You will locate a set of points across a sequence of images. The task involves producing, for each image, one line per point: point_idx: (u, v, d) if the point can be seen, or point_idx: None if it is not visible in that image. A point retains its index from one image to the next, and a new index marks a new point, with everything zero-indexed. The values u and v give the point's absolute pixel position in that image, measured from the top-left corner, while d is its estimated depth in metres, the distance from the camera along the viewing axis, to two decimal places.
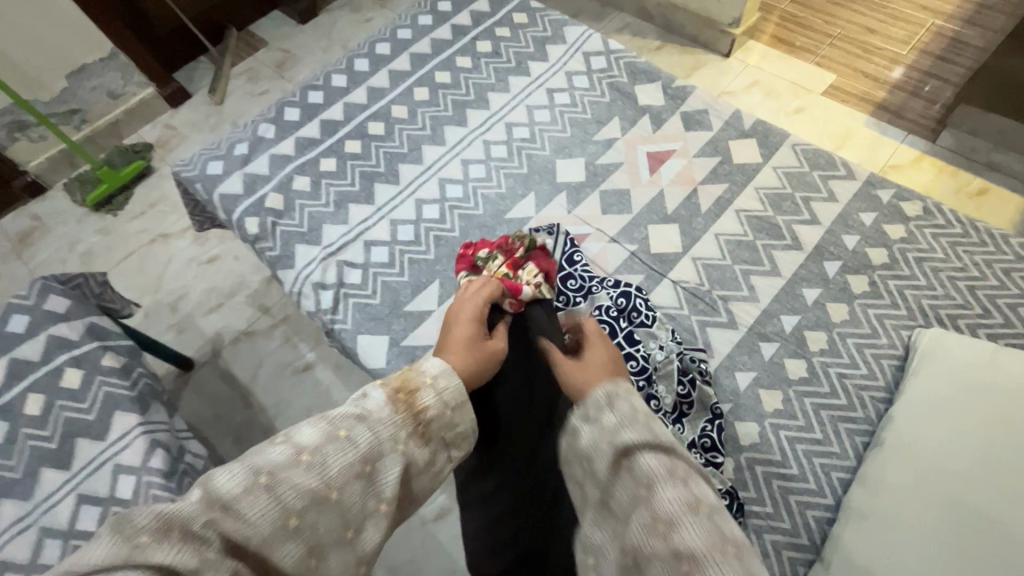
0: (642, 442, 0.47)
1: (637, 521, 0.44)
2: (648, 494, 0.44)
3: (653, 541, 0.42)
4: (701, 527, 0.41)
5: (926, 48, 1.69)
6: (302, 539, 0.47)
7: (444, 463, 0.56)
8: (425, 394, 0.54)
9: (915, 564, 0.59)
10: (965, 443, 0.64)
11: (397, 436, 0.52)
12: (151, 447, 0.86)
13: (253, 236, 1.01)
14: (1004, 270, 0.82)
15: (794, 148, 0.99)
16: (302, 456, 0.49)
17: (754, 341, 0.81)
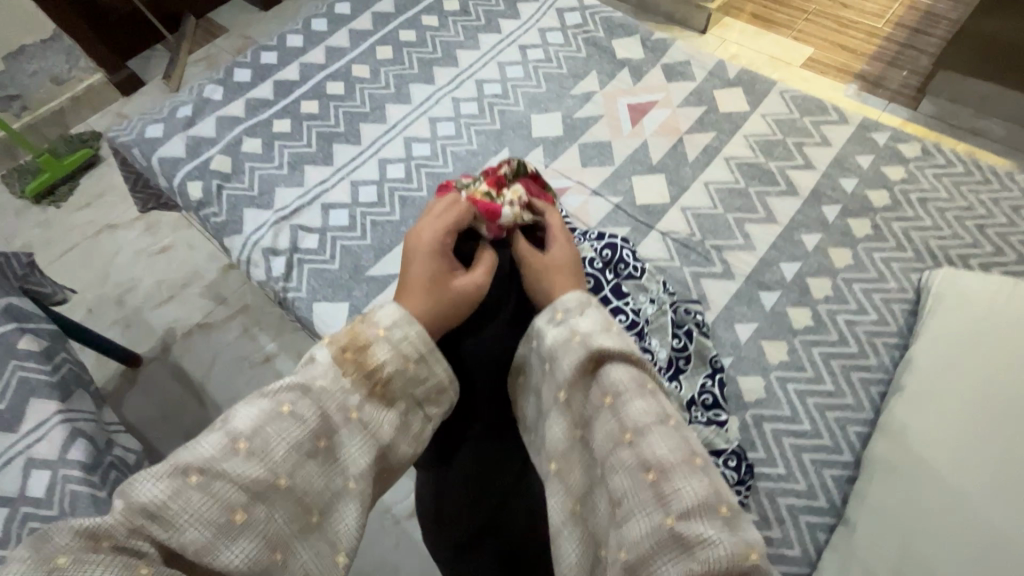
0: (633, 388, 0.43)
1: (622, 468, 0.40)
2: (617, 404, 0.43)
3: (637, 491, 0.39)
4: (691, 476, 0.39)
5: (901, 21, 1.68)
6: (257, 537, 0.38)
7: (423, 425, 0.48)
8: (381, 350, 0.47)
9: (955, 506, 0.51)
10: (983, 366, 0.58)
11: (348, 400, 0.45)
12: (71, 438, 0.74)
13: (196, 201, 0.90)
14: (1012, 207, 0.76)
15: (783, 95, 0.93)
16: (241, 444, 0.40)
17: (753, 291, 0.74)
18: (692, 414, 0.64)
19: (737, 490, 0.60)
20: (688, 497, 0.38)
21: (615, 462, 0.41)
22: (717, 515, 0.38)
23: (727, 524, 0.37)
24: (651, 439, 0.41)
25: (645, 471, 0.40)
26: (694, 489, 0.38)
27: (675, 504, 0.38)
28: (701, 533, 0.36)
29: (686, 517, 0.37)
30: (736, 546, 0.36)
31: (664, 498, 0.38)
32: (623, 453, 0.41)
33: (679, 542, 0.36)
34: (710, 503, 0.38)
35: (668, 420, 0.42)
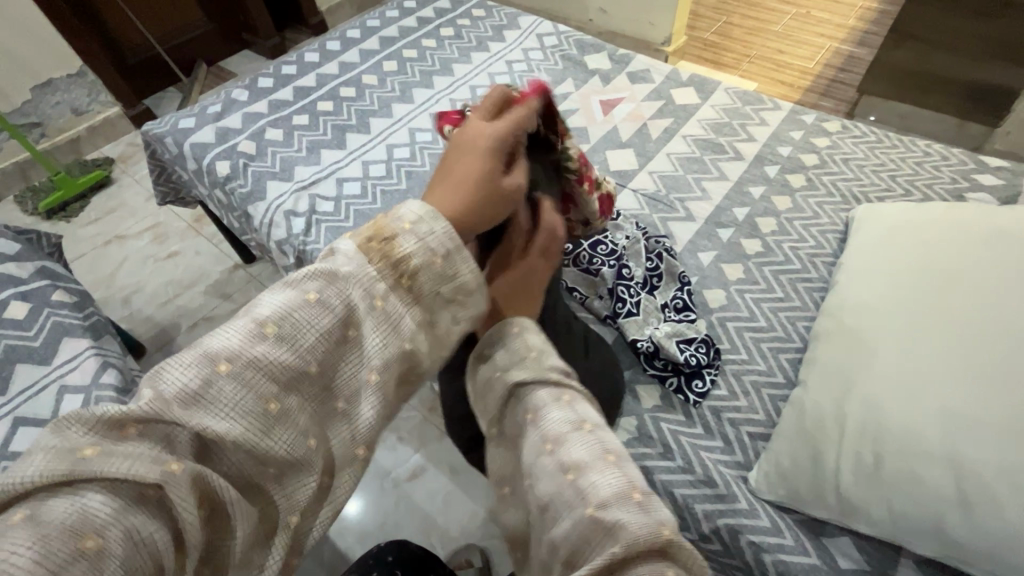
0: (551, 401, 0.40)
1: (544, 480, 0.37)
2: (534, 422, 0.40)
3: (558, 496, 0.36)
4: (606, 470, 0.36)
5: (829, 62, 1.96)
6: (293, 427, 0.34)
7: (449, 326, 0.41)
8: (404, 240, 0.38)
9: (900, 354, 0.58)
10: (920, 258, 0.68)
11: (373, 289, 0.37)
12: (103, 366, 0.78)
13: (224, 177, 1.02)
14: (917, 163, 0.92)
15: (728, 91, 1.11)
16: (267, 330, 0.33)
17: (712, 229, 0.87)
18: (665, 314, 0.75)
19: (707, 370, 0.69)
20: (604, 489, 0.35)
21: (537, 474, 0.38)
22: (634, 501, 0.35)
23: (644, 509, 0.35)
24: (569, 445, 0.38)
25: (564, 473, 0.36)
26: (609, 479, 0.36)
27: (595, 496, 0.35)
28: (619, 521, 0.33)
29: (605, 508, 0.34)
30: (655, 526, 0.33)
31: (584, 494, 0.35)
32: (545, 461, 0.38)
33: (606, 532, 0.33)
34: (624, 492, 0.35)
35: (585, 426, 0.39)
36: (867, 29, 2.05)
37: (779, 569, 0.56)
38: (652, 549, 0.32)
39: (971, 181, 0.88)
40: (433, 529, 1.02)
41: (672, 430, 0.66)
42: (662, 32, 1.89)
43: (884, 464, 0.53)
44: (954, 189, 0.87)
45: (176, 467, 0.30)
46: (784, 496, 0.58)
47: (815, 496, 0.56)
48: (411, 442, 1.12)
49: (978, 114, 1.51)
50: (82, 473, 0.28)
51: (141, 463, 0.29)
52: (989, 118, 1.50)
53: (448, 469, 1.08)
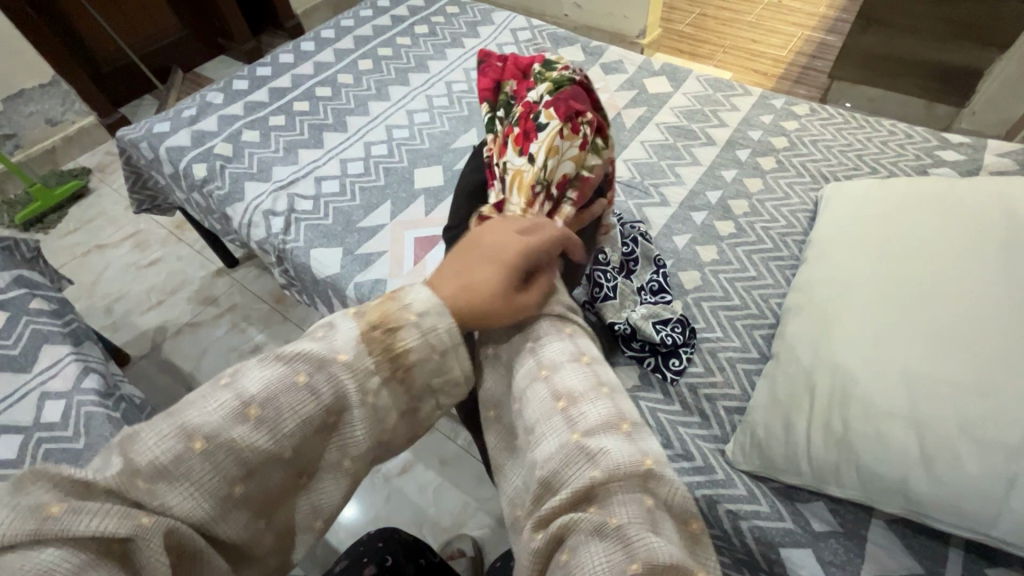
0: (553, 336, 0.43)
1: (535, 407, 0.39)
2: (535, 349, 0.43)
3: (547, 419, 0.38)
4: (597, 401, 0.38)
5: (801, 50, 2.00)
6: (248, 509, 0.35)
7: (429, 409, 0.42)
8: (405, 334, 0.38)
9: (869, 325, 0.60)
10: (883, 231, 0.70)
11: (366, 386, 0.37)
12: (84, 372, 0.78)
13: (201, 179, 1.02)
14: (882, 142, 0.95)
15: (700, 79, 1.13)
16: (249, 411, 0.33)
17: (686, 213, 0.89)
18: (641, 297, 0.76)
19: (683, 349, 0.71)
20: (593, 417, 0.37)
21: (528, 399, 0.40)
22: (621, 430, 0.37)
23: (631, 439, 0.36)
24: (563, 374, 0.40)
25: (555, 400, 0.39)
26: (600, 410, 0.38)
27: (581, 427, 0.37)
28: (602, 448, 0.35)
29: (593, 435, 0.36)
30: (638, 455, 0.35)
31: (572, 421, 0.37)
32: (538, 387, 0.40)
33: (585, 457, 0.35)
34: (613, 421, 0.37)
35: (583, 359, 0.42)
36: (837, 16, 2.09)
37: (756, 535, 0.58)
38: (633, 478, 0.34)
39: (935, 157, 0.90)
40: (425, 521, 1.03)
41: (650, 407, 0.68)
42: (637, 25, 1.91)
43: (852, 429, 0.55)
44: (918, 165, 0.89)
45: (147, 519, 0.30)
46: (759, 466, 0.60)
47: (790, 464, 0.58)
48: None
49: (947, 95, 1.55)
50: (45, 531, 0.28)
51: (109, 518, 0.29)
52: (958, 99, 1.54)
53: (438, 463, 1.09)
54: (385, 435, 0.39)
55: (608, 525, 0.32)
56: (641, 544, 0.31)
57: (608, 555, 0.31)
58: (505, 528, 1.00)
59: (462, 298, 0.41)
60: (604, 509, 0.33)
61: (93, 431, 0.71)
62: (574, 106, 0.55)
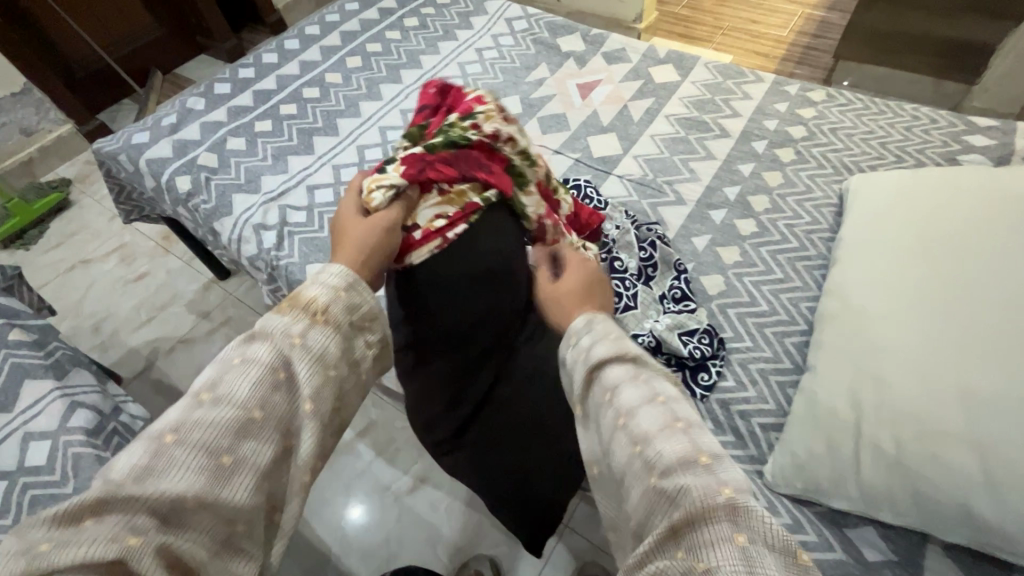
0: (628, 379, 0.38)
1: (617, 459, 0.35)
2: (612, 398, 0.37)
3: (627, 466, 0.35)
4: (670, 437, 0.34)
5: (802, 29, 1.93)
6: (252, 476, 0.34)
7: (364, 351, 0.43)
8: (311, 286, 0.42)
9: (911, 332, 0.56)
10: (916, 227, 0.65)
11: (289, 331, 0.39)
12: (72, 408, 0.71)
13: (186, 193, 0.96)
14: (906, 128, 0.90)
15: (708, 66, 1.08)
16: (204, 394, 0.35)
17: (704, 212, 0.84)
18: (664, 305, 0.72)
19: (712, 361, 0.67)
20: (670, 455, 0.33)
21: (609, 451, 0.36)
22: (701, 464, 0.32)
23: (711, 470, 0.32)
24: (639, 417, 0.35)
25: (634, 447, 0.35)
26: (674, 446, 0.33)
27: (658, 465, 0.33)
28: (682, 485, 0.31)
29: (671, 476, 0.32)
30: (714, 486, 0.31)
31: (650, 464, 0.33)
32: (618, 438, 0.36)
33: (666, 500, 0.31)
34: (689, 456, 0.33)
35: (659, 398, 0.36)
36: None
37: None
38: (718, 514, 0.29)
39: (963, 142, 0.85)
40: (439, 541, 0.99)
41: None
42: (633, 10, 1.84)
43: (904, 450, 0.51)
44: (946, 152, 0.85)
45: (136, 542, 0.29)
46: (802, 489, 0.56)
47: (835, 488, 0.54)
48: (409, 453, 1.09)
49: (955, 73, 1.50)
50: (35, 566, 0.27)
51: (100, 540, 0.28)
52: (966, 76, 1.48)
53: (448, 479, 1.05)
54: (330, 372, 0.39)
55: (697, 569, 0.27)
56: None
57: None
58: (521, 544, 0.97)
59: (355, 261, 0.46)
60: (690, 554, 0.28)
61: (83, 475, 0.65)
62: (433, 172, 0.52)
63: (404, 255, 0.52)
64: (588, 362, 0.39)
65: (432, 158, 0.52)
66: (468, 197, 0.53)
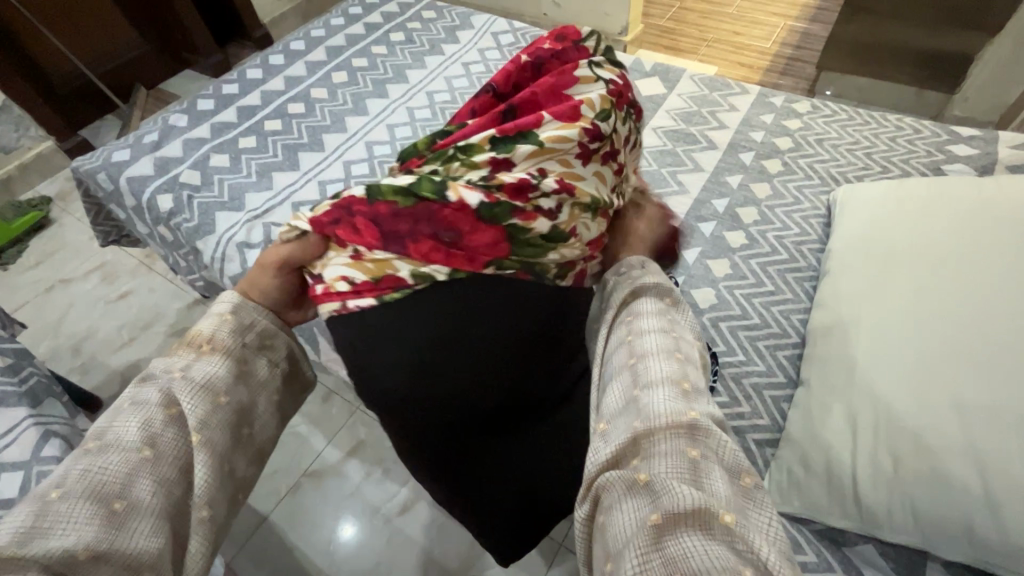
0: (649, 314, 0.46)
1: (615, 364, 0.44)
2: (631, 320, 0.46)
3: (617, 375, 0.42)
4: (668, 363, 0.41)
5: (785, 41, 1.96)
6: (148, 517, 0.38)
7: (266, 369, 0.51)
8: (202, 322, 0.49)
9: (906, 344, 0.55)
10: (906, 237, 0.66)
11: (175, 366, 0.46)
12: (45, 437, 0.68)
13: (167, 212, 0.94)
14: (891, 138, 0.91)
15: (694, 78, 1.08)
16: (92, 445, 0.40)
17: (693, 224, 0.84)
18: None
19: (706, 377, 0.65)
20: (659, 374, 0.40)
21: (609, 361, 0.45)
22: (681, 390, 0.39)
23: (687, 399, 0.39)
24: (646, 338, 0.44)
25: (629, 358, 0.43)
26: (665, 369, 0.40)
27: (644, 379, 0.40)
28: (655, 397, 0.38)
29: (651, 388, 0.39)
30: (682, 408, 0.38)
31: (637, 376, 0.41)
32: (622, 348, 0.44)
33: (636, 409, 0.39)
34: (676, 380, 0.40)
35: (672, 336, 0.44)
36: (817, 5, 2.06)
37: None
38: (677, 429, 0.36)
39: (947, 152, 0.86)
40: (431, 565, 0.96)
41: None
42: (619, 22, 1.86)
43: (902, 466, 0.50)
44: (930, 162, 0.85)
45: None
46: (801, 508, 0.55)
47: (834, 506, 0.53)
48: (399, 473, 1.06)
49: (936, 83, 1.52)
50: None
51: None
52: (946, 85, 1.51)
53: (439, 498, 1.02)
54: (221, 399, 0.46)
55: (640, 480, 0.34)
56: (669, 493, 0.33)
57: (637, 505, 0.33)
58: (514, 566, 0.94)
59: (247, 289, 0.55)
60: (643, 463, 0.36)
61: None
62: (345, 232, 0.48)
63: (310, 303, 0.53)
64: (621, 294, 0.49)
65: (371, 203, 0.47)
66: (391, 270, 0.48)
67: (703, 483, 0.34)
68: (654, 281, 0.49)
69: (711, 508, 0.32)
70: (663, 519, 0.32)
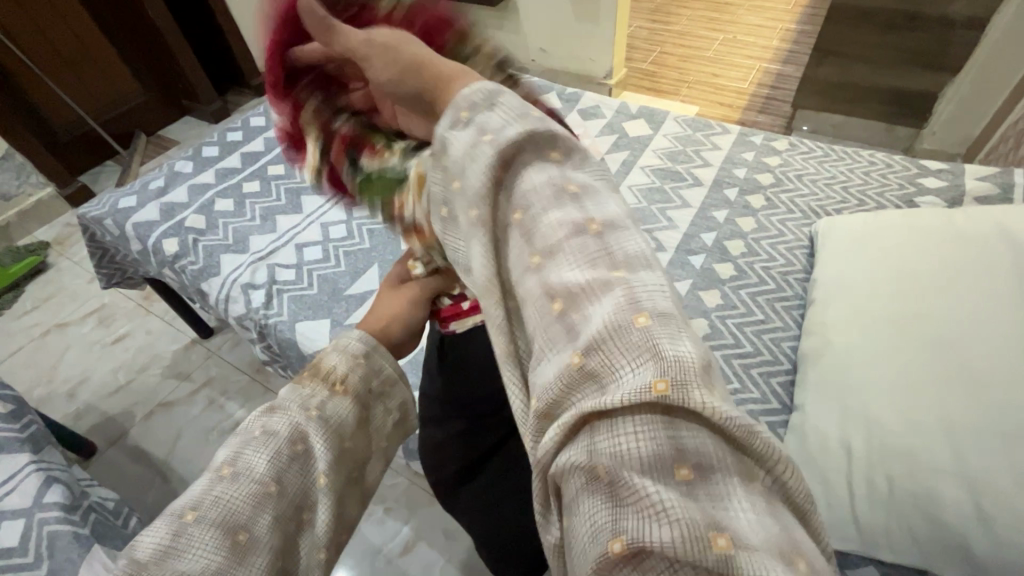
0: (551, 203, 0.22)
1: (525, 303, 0.22)
2: (526, 219, 0.23)
3: (541, 330, 0.21)
4: (600, 286, 0.20)
5: (760, 82, 2.07)
6: (268, 550, 0.33)
7: (383, 416, 0.42)
8: (332, 355, 0.42)
9: (890, 371, 0.58)
10: (881, 266, 0.70)
11: (307, 403, 0.39)
12: (48, 482, 0.68)
13: (172, 255, 0.97)
14: (865, 172, 0.96)
15: (677, 120, 1.14)
16: (224, 470, 0.35)
17: (683, 257, 0.88)
18: None
19: None
20: (597, 315, 0.20)
21: (526, 303, 0.22)
22: (640, 325, 0.19)
23: (648, 342, 0.19)
24: (559, 255, 0.21)
25: (551, 297, 0.21)
26: (605, 300, 0.20)
27: (582, 335, 0.19)
28: (604, 370, 0.19)
29: (594, 344, 0.19)
30: (639, 379, 0.18)
31: (573, 330, 0.20)
32: (533, 272, 0.22)
33: (586, 394, 0.19)
34: (624, 311, 0.19)
35: (592, 231, 0.22)
36: (789, 49, 2.19)
37: None
38: (648, 421, 0.18)
39: (918, 185, 0.91)
40: None
41: None
42: (603, 66, 1.95)
43: (894, 485, 0.53)
44: (903, 195, 0.90)
45: None
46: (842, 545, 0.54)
47: (834, 527, 0.55)
48: (400, 512, 1.05)
49: (903, 118, 1.61)
50: None
51: None
52: (915, 120, 1.59)
53: (443, 536, 1.01)
54: (346, 444, 0.39)
55: (600, 479, 0.18)
56: (636, 509, 0.17)
57: (596, 526, 0.18)
58: None
59: (375, 330, 0.46)
60: (602, 454, 0.18)
61: (59, 554, 0.61)
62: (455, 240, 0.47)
63: (450, 323, 0.48)
64: (485, 175, 0.23)
65: None
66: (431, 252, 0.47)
67: (698, 477, 0.18)
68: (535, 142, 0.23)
69: (703, 534, 0.16)
70: (632, 554, 0.17)
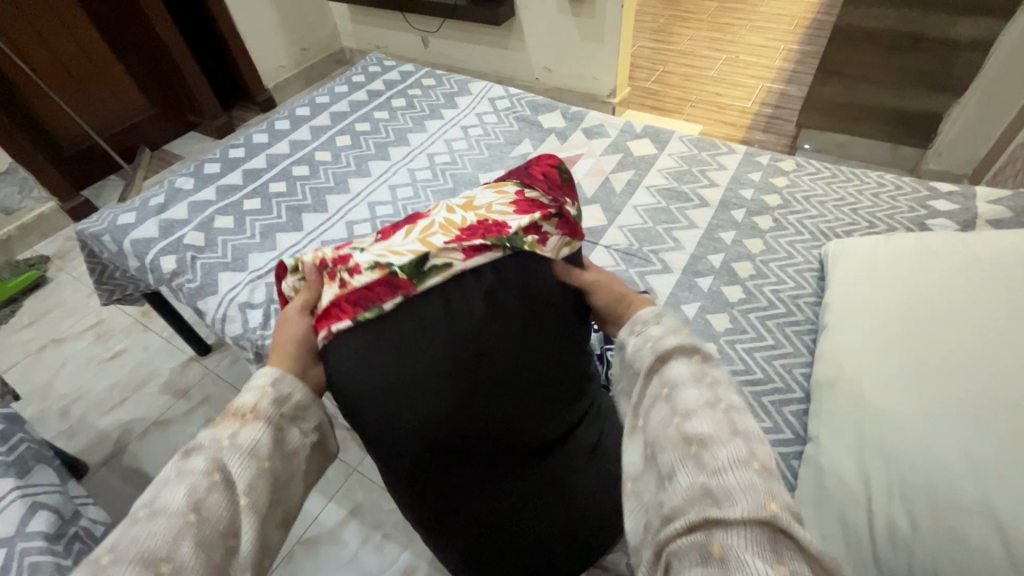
0: (692, 384, 0.42)
1: (658, 436, 0.40)
2: (668, 394, 0.42)
3: (678, 461, 0.38)
4: (728, 443, 0.37)
5: (763, 101, 2.08)
6: None
7: None
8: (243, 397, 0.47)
9: (906, 398, 0.56)
10: (890, 291, 0.68)
11: None
12: (32, 510, 0.65)
13: (170, 273, 0.95)
14: (874, 194, 0.94)
15: (683, 139, 1.14)
16: None
17: (691, 279, 0.86)
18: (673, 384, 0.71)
19: None
20: (720, 455, 0.36)
21: (659, 442, 0.40)
22: (754, 470, 0.35)
23: (761, 479, 0.35)
24: (695, 417, 0.39)
25: (686, 441, 0.38)
26: (729, 450, 0.36)
27: (709, 465, 0.36)
28: (727, 484, 0.34)
29: (718, 473, 0.35)
30: (759, 499, 0.33)
31: (702, 463, 0.36)
32: (665, 418, 0.41)
33: (705, 496, 0.34)
34: (742, 459, 0.36)
35: (720, 407, 0.40)
36: (792, 69, 2.20)
37: None
38: (754, 521, 0.32)
39: (929, 208, 0.90)
40: None
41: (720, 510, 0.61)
42: (606, 86, 1.96)
43: (918, 525, 0.50)
44: (914, 218, 0.89)
45: None
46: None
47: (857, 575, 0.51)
48: (398, 538, 1.02)
49: (909, 138, 1.60)
50: None
51: None
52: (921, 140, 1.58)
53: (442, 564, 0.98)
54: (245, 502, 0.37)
55: (713, 553, 0.31)
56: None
57: None
58: None
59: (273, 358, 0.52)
60: (714, 533, 0.32)
61: None
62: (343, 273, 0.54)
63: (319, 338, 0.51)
64: (651, 364, 0.45)
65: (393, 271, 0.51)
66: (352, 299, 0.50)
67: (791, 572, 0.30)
68: (679, 343, 0.45)
69: None
70: None
